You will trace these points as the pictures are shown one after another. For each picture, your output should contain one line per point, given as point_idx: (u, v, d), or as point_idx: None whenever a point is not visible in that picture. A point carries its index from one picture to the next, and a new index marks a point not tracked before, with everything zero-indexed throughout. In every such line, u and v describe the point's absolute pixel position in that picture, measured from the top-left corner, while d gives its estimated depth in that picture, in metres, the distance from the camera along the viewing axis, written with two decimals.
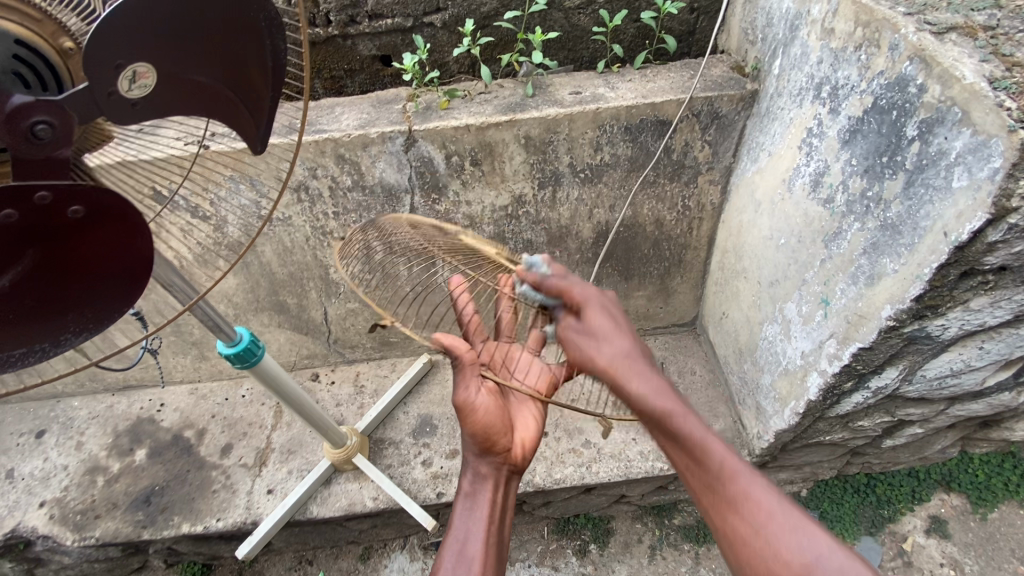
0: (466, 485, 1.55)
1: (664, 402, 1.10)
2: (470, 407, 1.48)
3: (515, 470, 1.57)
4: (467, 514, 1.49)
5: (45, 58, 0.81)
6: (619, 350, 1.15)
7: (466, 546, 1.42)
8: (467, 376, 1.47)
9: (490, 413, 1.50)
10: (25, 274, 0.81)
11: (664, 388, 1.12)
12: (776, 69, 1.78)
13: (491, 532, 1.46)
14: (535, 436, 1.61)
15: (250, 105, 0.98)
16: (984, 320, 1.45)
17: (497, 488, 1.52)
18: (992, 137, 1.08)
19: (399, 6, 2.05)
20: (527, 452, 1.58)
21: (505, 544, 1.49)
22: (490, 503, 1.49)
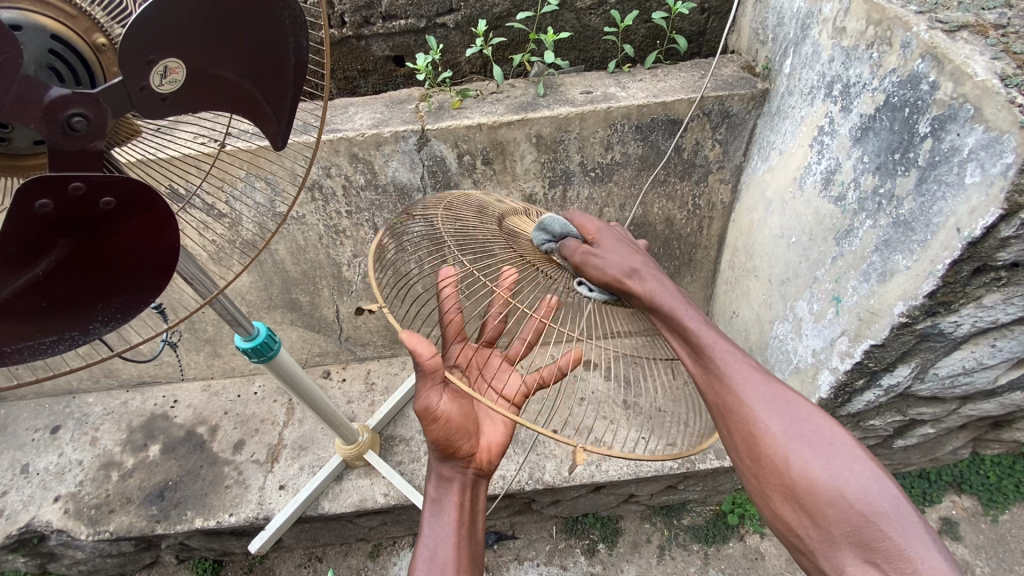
0: (431, 490, 1.49)
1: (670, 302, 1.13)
2: (430, 416, 1.36)
3: (482, 474, 1.52)
4: (434, 520, 1.43)
5: (80, 54, 0.83)
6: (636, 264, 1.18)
7: (436, 552, 1.37)
8: (428, 385, 1.32)
9: (452, 420, 1.41)
10: (57, 262, 0.84)
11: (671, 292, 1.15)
12: (787, 68, 1.79)
13: (462, 537, 1.40)
14: (501, 441, 1.56)
15: (273, 102, 1.00)
16: (996, 318, 1.45)
17: (463, 491, 1.47)
18: (1004, 133, 1.09)
19: (412, 7, 2.07)
20: (493, 456, 1.53)
21: (478, 548, 1.44)
22: (458, 507, 1.45)
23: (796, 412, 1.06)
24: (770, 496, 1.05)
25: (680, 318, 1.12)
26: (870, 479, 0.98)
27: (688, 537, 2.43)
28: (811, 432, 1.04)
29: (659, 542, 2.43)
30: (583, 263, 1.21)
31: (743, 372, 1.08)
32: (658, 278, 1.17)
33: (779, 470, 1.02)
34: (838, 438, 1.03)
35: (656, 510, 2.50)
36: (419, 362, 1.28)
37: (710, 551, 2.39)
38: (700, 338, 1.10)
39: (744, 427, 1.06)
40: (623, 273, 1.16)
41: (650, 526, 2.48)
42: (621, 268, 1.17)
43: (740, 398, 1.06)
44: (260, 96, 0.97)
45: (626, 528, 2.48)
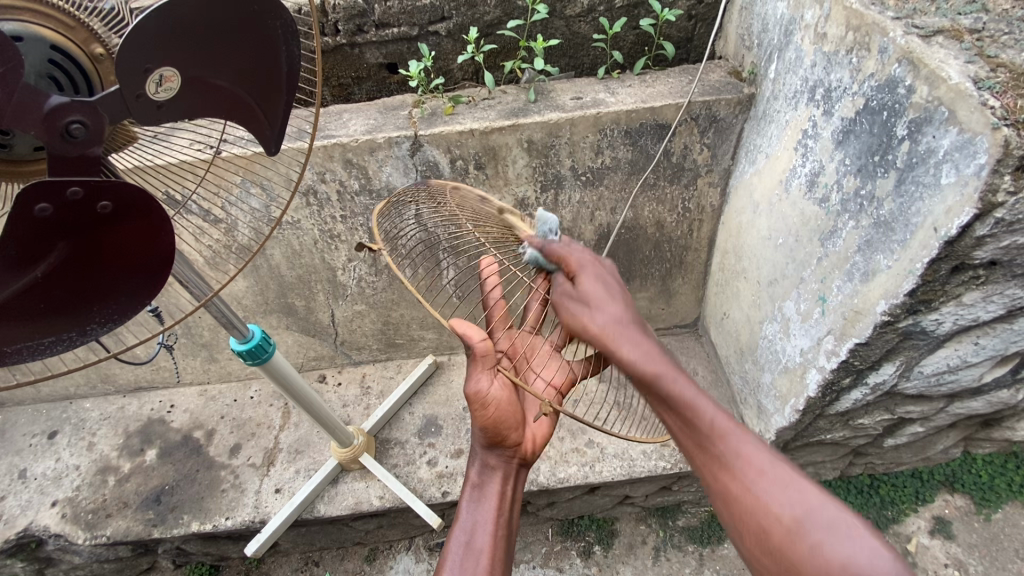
0: (472, 477, 1.53)
1: (653, 366, 1.00)
2: (479, 401, 1.39)
3: (525, 462, 1.53)
4: (474, 506, 1.47)
5: (79, 65, 0.86)
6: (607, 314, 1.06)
7: (472, 538, 1.41)
8: (479, 368, 1.35)
9: (503, 406, 1.43)
10: (56, 265, 0.86)
11: (654, 351, 1.03)
12: (772, 73, 1.83)
13: (500, 524, 1.44)
14: (547, 431, 1.57)
15: (266, 109, 1.03)
16: (978, 315, 1.48)
17: (505, 479, 1.50)
18: (977, 134, 1.12)
19: (405, 15, 2.11)
20: (537, 445, 1.54)
21: (513, 534, 1.48)
22: (498, 496, 1.47)
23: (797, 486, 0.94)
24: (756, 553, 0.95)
25: (661, 381, 1.00)
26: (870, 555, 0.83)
27: (683, 538, 2.45)
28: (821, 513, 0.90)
29: (654, 544, 2.44)
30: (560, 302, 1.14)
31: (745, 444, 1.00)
32: (636, 336, 1.04)
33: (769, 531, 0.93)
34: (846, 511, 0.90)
35: (651, 512, 2.52)
36: (470, 346, 1.32)
37: (706, 552, 2.40)
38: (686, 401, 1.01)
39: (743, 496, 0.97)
40: (600, 327, 1.04)
41: (645, 528, 2.49)
42: (603, 324, 1.04)
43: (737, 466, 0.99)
44: (253, 104, 1.00)
45: (621, 530, 2.50)
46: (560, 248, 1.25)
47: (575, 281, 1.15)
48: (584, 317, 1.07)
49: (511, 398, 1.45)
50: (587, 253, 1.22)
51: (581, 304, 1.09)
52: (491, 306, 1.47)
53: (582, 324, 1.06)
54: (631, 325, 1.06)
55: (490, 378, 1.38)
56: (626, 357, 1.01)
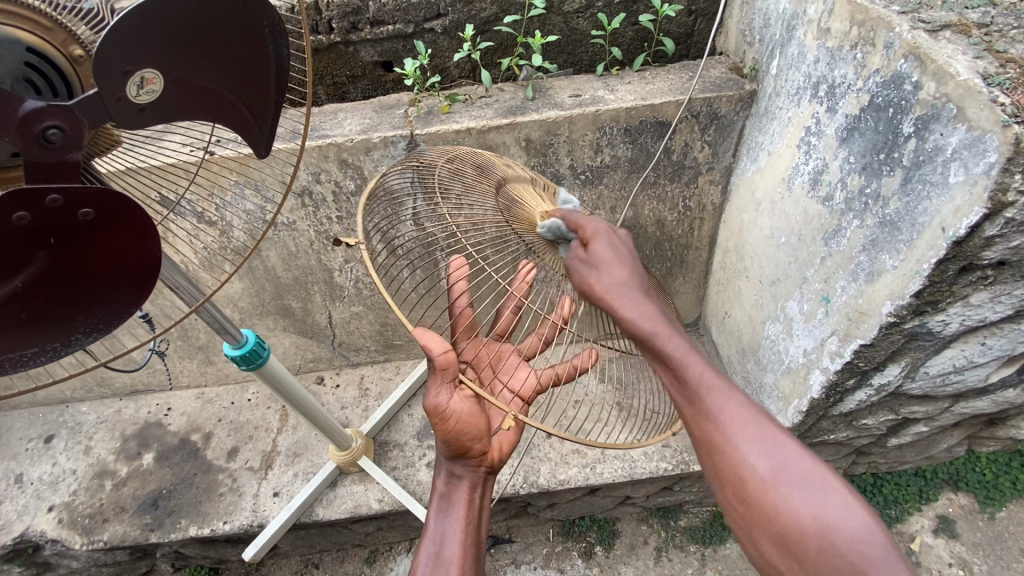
0: (440, 485, 1.50)
1: (652, 327, 1.10)
2: (438, 413, 1.35)
3: (493, 469, 1.52)
4: (441, 516, 1.45)
5: (57, 67, 0.84)
6: (625, 278, 1.16)
7: (442, 549, 1.39)
8: (439, 383, 1.30)
9: (465, 418, 1.39)
10: (37, 274, 0.83)
11: (654, 313, 1.12)
12: (774, 69, 1.79)
13: (469, 532, 1.43)
14: (513, 438, 1.56)
15: (254, 110, 1.01)
16: (985, 316, 1.45)
17: (473, 487, 1.48)
18: (987, 132, 1.09)
19: (400, 12, 2.08)
20: (503, 451, 1.53)
21: (483, 541, 1.46)
22: (467, 503, 1.46)
23: (781, 445, 1.02)
24: (757, 539, 1.00)
25: (656, 339, 1.09)
26: (861, 527, 0.91)
27: (685, 538, 2.42)
28: (798, 467, 0.99)
29: (656, 544, 2.42)
30: (575, 274, 1.23)
31: (725, 403, 1.06)
32: (638, 296, 1.14)
33: (765, 514, 0.98)
34: (824, 476, 0.98)
35: (652, 512, 2.50)
36: (432, 359, 1.24)
37: (707, 552, 2.38)
38: (681, 365, 1.08)
39: (727, 463, 1.03)
40: (607, 288, 1.15)
41: (646, 528, 2.47)
42: (606, 285, 1.16)
43: (723, 435, 1.04)
44: (241, 105, 0.98)
45: (622, 530, 2.47)
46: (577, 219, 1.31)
47: (589, 248, 1.24)
48: (591, 278, 1.19)
49: (472, 409, 1.41)
50: (602, 224, 1.29)
51: (591, 266, 1.20)
52: (455, 315, 1.39)
53: (590, 285, 1.18)
54: (635, 289, 1.15)
55: (450, 392, 1.34)
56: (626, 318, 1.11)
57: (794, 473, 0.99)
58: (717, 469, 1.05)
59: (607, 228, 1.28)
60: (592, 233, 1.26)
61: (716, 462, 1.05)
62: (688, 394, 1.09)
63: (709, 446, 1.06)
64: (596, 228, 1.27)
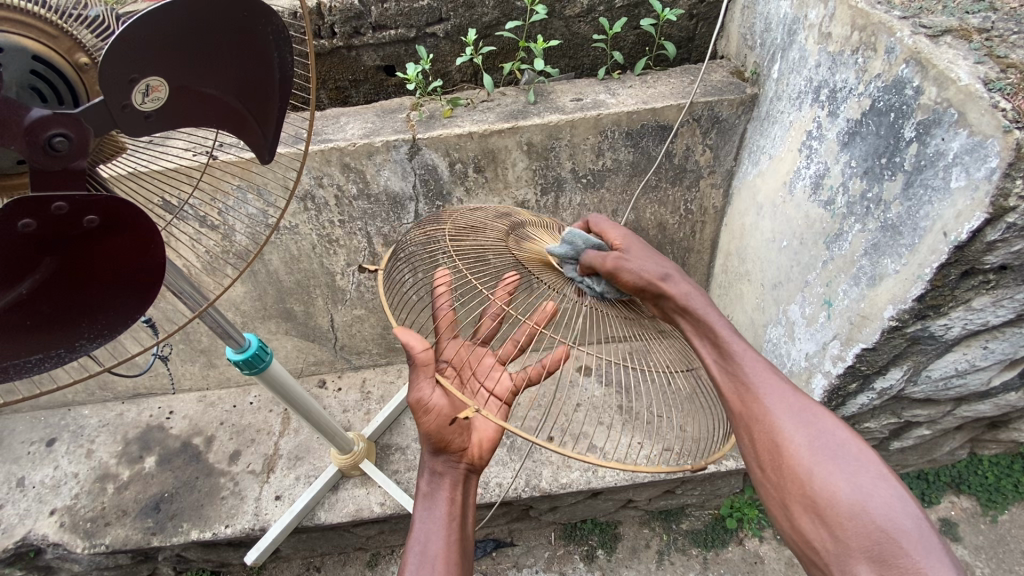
0: (423, 485, 1.46)
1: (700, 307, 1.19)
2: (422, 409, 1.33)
3: (473, 468, 1.51)
4: (426, 514, 1.41)
5: (63, 76, 0.85)
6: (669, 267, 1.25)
7: (426, 546, 1.34)
8: (421, 376, 1.32)
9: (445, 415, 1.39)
10: (42, 280, 0.84)
11: (700, 296, 1.21)
12: (776, 73, 1.80)
13: (453, 529, 1.38)
14: (493, 437, 1.56)
15: (258, 117, 1.01)
16: (987, 320, 1.45)
17: (455, 485, 1.45)
18: (988, 137, 1.09)
19: (402, 17, 2.09)
20: (484, 450, 1.54)
21: (469, 541, 1.41)
22: (449, 500, 1.43)
23: (819, 421, 1.08)
24: (790, 506, 1.05)
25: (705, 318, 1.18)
26: (895, 498, 0.98)
27: (687, 541, 2.42)
28: (834, 436, 1.06)
29: (658, 547, 2.42)
30: (615, 268, 1.26)
31: (767, 379, 1.12)
32: (686, 281, 1.23)
33: (799, 481, 1.04)
34: (856, 445, 1.05)
35: (654, 515, 2.50)
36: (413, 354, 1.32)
37: (709, 556, 2.38)
38: (727, 342, 1.15)
39: (766, 433, 1.08)
40: (652, 273, 1.22)
41: (648, 531, 2.47)
42: (653, 271, 1.22)
43: (764, 407, 1.10)
44: (246, 111, 0.98)
45: (624, 534, 2.47)
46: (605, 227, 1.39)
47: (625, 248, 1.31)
48: (634, 265, 1.24)
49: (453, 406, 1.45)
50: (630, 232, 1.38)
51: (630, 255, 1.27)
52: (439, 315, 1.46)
53: (636, 271, 1.23)
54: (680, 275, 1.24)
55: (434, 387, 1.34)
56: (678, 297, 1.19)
57: (830, 439, 1.06)
58: (755, 439, 1.10)
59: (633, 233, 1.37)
60: (620, 240, 1.33)
61: (754, 432, 1.10)
62: (730, 368, 1.14)
63: (747, 417, 1.11)
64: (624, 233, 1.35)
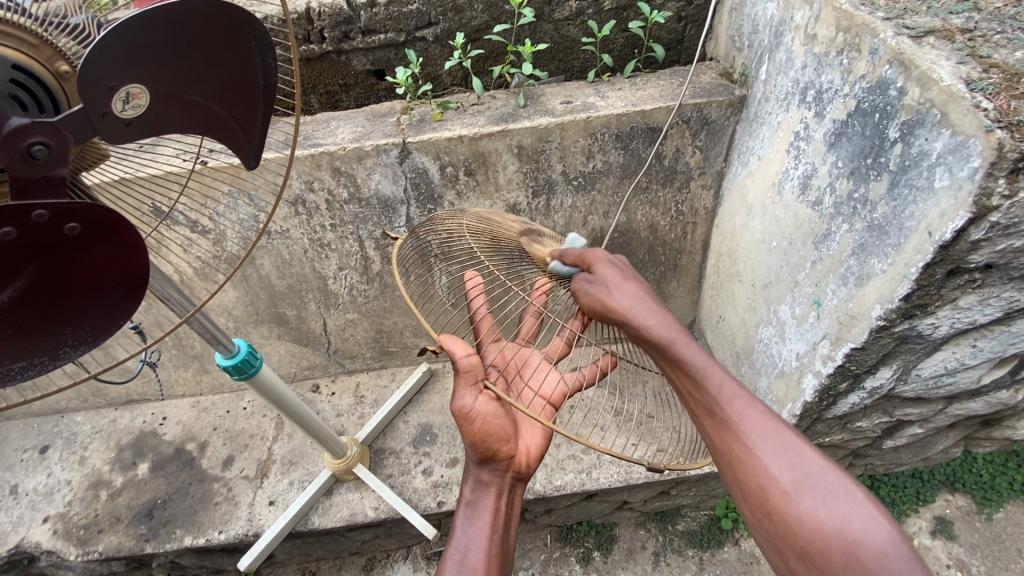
0: (467, 493, 1.49)
1: (668, 332, 1.07)
2: (464, 416, 1.36)
3: (519, 477, 1.51)
4: (468, 522, 1.44)
5: (44, 83, 0.85)
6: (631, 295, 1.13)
7: (468, 557, 1.38)
8: (463, 385, 1.34)
9: (488, 420, 1.41)
10: (26, 289, 0.84)
11: (672, 321, 1.10)
12: (764, 74, 1.80)
13: (494, 541, 1.41)
14: (539, 446, 1.56)
15: (242, 122, 1.01)
16: (974, 318, 1.46)
17: (499, 495, 1.47)
18: (970, 137, 1.10)
19: (391, 21, 2.09)
20: (529, 459, 1.52)
21: (508, 552, 1.44)
22: (493, 511, 1.45)
23: (803, 456, 1.05)
24: (779, 546, 1.03)
25: (676, 347, 1.06)
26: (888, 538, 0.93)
27: (683, 543, 2.42)
28: (821, 476, 1.02)
29: (654, 549, 2.42)
30: (580, 292, 1.20)
31: (749, 416, 1.06)
32: (649, 305, 1.11)
33: (788, 523, 1.00)
34: (842, 479, 1.01)
35: (650, 516, 2.49)
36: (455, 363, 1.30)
37: (705, 556, 2.38)
38: (704, 379, 1.06)
39: (751, 476, 1.04)
40: (620, 305, 1.12)
41: (644, 533, 2.47)
42: (621, 299, 1.12)
43: (747, 447, 1.05)
44: (230, 116, 0.98)
45: (620, 535, 2.47)
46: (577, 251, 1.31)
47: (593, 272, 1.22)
48: (602, 295, 1.15)
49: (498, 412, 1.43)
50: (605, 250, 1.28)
51: (599, 286, 1.18)
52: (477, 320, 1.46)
53: (602, 302, 1.15)
54: (649, 298, 1.13)
55: (476, 395, 1.36)
56: (647, 327, 1.07)
57: (818, 480, 1.02)
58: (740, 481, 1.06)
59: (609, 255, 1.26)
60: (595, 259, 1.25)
61: (739, 473, 1.06)
62: (709, 405, 1.07)
63: (729, 455, 1.07)
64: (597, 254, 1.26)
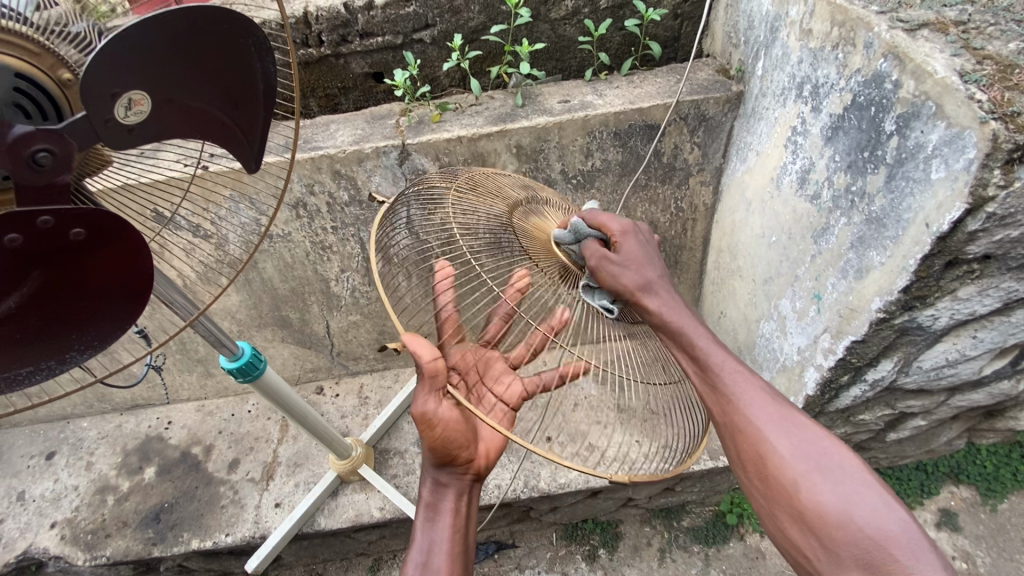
0: (425, 496, 1.50)
1: (675, 317, 1.22)
2: (426, 422, 1.33)
3: (478, 477, 1.54)
4: (429, 526, 1.45)
5: (46, 91, 0.86)
6: (649, 277, 1.26)
7: (430, 559, 1.39)
8: (427, 390, 1.28)
9: (450, 426, 1.38)
10: (30, 294, 0.85)
11: (680, 308, 1.24)
12: (760, 70, 1.81)
13: (456, 541, 1.43)
14: (500, 444, 1.59)
15: (243, 126, 1.02)
16: (974, 309, 1.46)
17: (459, 495, 1.49)
18: (965, 129, 1.11)
19: (388, 24, 2.10)
20: (489, 459, 1.56)
21: (471, 549, 1.47)
22: (453, 512, 1.47)
23: (804, 431, 1.11)
24: (780, 519, 1.07)
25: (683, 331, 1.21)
26: (881, 505, 0.99)
27: (688, 539, 2.42)
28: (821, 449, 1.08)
29: (659, 545, 2.42)
30: (599, 269, 1.28)
31: (758, 401, 1.14)
32: (669, 292, 1.26)
33: (788, 494, 1.06)
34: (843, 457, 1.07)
35: (655, 513, 2.50)
36: (419, 366, 1.23)
37: (711, 552, 2.38)
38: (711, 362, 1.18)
39: (753, 449, 1.11)
40: (637, 287, 1.25)
41: (650, 529, 2.47)
42: (637, 283, 1.25)
43: (748, 418, 1.13)
44: (230, 121, 1.00)
45: (626, 532, 2.48)
46: (597, 220, 1.37)
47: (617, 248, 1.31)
48: (618, 275, 1.26)
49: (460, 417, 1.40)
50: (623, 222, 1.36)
51: (619, 264, 1.27)
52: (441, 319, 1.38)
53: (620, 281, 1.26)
54: (665, 285, 1.27)
55: (439, 400, 1.32)
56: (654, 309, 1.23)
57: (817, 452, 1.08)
58: (743, 453, 1.13)
59: (631, 225, 1.34)
60: (618, 233, 1.33)
61: (743, 447, 1.13)
62: (713, 383, 1.17)
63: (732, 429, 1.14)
64: (618, 229, 1.33)
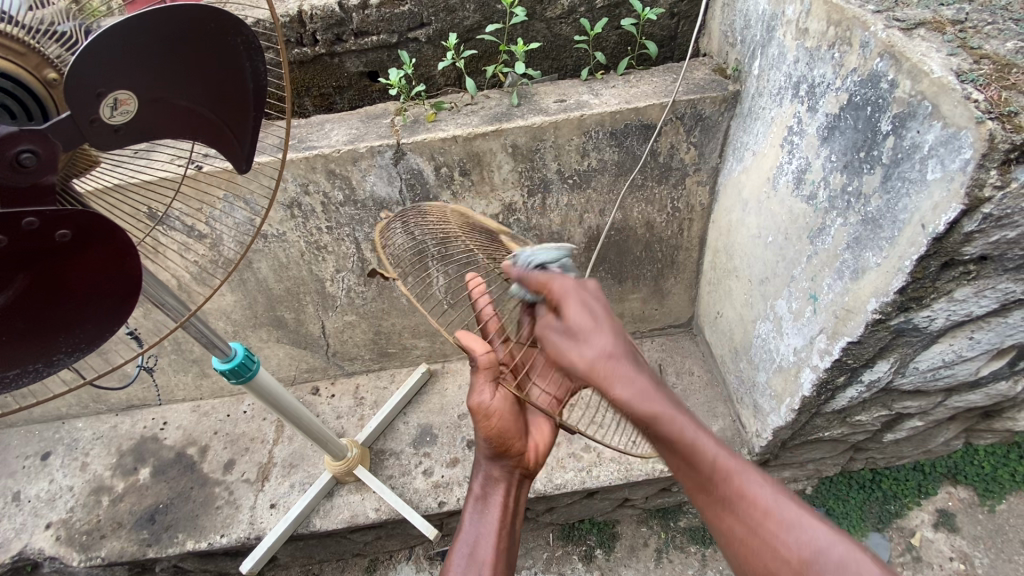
0: (476, 488, 1.48)
1: (651, 405, 1.02)
2: (483, 412, 1.37)
3: (528, 473, 1.50)
4: (477, 517, 1.43)
5: (31, 91, 0.86)
6: (609, 352, 1.04)
7: (475, 550, 1.37)
8: (482, 380, 1.34)
9: (506, 416, 1.40)
10: (15, 297, 0.84)
11: (649, 388, 1.03)
12: (756, 69, 1.80)
13: (502, 536, 1.40)
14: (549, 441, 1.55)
15: (233, 128, 1.01)
16: (970, 310, 1.46)
17: (508, 490, 1.46)
18: (961, 129, 1.10)
19: (383, 23, 2.09)
20: (540, 454, 1.51)
21: (515, 547, 1.44)
22: (502, 507, 1.43)
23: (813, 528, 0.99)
24: None
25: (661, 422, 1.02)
26: None
27: (685, 539, 2.42)
28: (827, 546, 0.97)
29: (656, 546, 2.42)
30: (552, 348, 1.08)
31: (754, 493, 1.05)
32: (632, 372, 1.03)
33: None
34: (851, 551, 0.95)
35: (652, 513, 2.49)
36: (474, 358, 1.32)
37: (708, 553, 2.38)
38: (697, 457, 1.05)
39: (761, 556, 1.01)
40: (591, 362, 1.02)
41: (646, 530, 2.46)
42: (593, 359, 1.02)
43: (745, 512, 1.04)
44: (219, 121, 0.99)
45: (622, 533, 2.47)
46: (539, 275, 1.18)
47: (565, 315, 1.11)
48: (572, 352, 1.04)
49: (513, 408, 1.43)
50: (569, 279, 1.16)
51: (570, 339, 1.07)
52: (485, 319, 1.44)
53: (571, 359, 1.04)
54: (623, 358, 1.04)
55: (492, 390, 1.36)
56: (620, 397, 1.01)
57: (823, 548, 0.97)
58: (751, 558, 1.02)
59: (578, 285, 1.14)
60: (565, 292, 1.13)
61: (751, 552, 1.02)
62: (703, 480, 1.06)
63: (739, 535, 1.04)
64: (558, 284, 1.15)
